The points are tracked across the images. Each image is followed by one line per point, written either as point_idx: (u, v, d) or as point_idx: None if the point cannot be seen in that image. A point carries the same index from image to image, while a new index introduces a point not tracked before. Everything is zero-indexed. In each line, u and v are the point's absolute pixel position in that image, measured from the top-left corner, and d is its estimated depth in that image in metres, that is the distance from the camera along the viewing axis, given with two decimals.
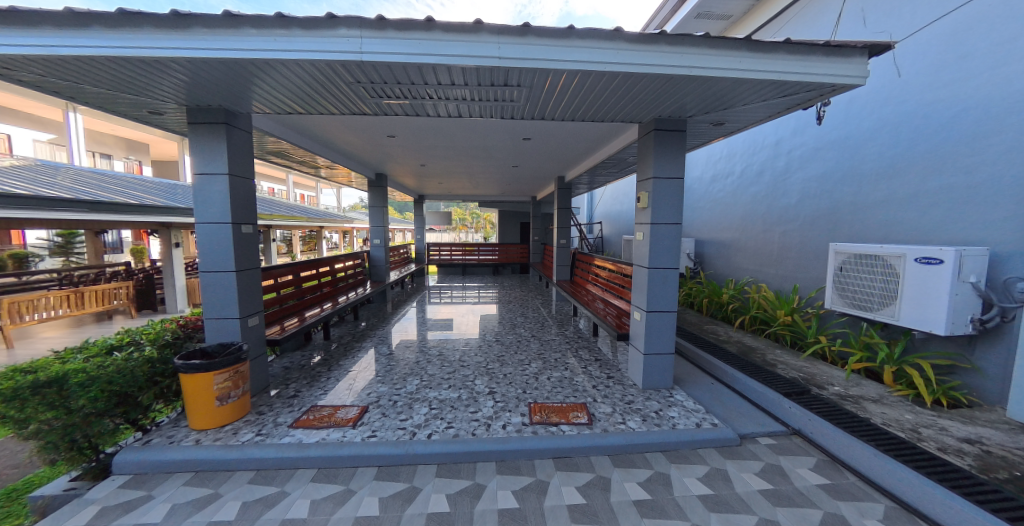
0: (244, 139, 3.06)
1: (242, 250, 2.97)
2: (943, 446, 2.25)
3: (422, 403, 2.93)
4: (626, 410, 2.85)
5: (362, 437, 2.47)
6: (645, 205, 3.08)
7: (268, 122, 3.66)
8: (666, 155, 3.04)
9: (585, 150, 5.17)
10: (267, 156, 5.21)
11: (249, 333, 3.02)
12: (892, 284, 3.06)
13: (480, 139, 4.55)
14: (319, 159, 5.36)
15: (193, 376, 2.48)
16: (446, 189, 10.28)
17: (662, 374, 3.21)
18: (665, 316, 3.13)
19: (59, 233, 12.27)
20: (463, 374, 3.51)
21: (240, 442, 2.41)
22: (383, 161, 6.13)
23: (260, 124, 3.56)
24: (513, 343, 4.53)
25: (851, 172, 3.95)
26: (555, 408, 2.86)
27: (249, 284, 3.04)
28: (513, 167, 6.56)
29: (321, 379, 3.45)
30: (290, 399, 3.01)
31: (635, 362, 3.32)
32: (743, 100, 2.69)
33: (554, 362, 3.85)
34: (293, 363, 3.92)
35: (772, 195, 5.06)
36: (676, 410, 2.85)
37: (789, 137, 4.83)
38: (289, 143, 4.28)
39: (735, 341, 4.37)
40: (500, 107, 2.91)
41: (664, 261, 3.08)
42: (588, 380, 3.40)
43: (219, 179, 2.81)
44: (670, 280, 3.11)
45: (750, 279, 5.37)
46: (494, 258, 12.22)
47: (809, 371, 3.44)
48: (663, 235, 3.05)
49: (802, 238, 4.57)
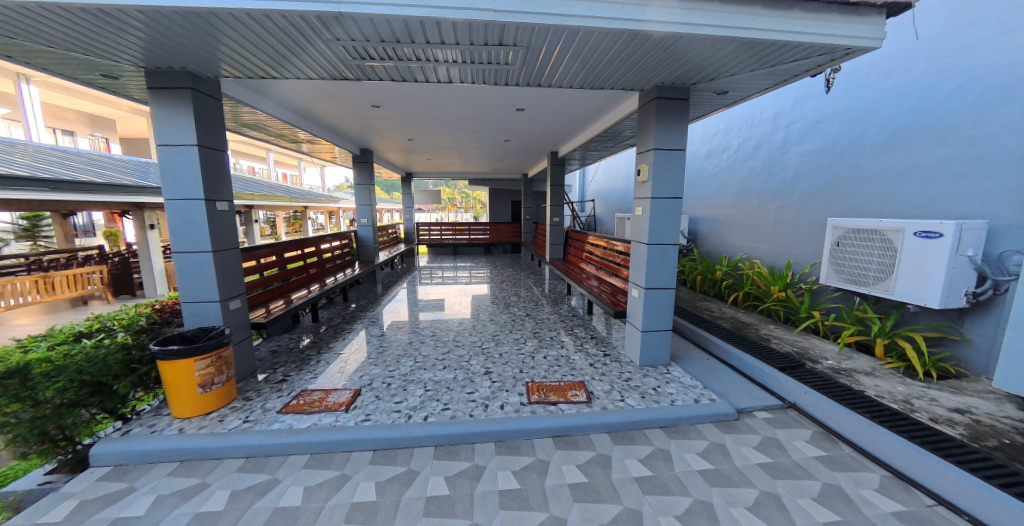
0: (215, 108, 2.76)
1: (220, 229, 2.75)
2: (935, 416, 2.30)
3: (417, 385, 2.85)
4: (625, 387, 2.82)
5: (356, 420, 2.39)
6: (646, 178, 2.95)
7: (242, 90, 3.38)
8: (669, 124, 2.87)
9: (581, 122, 4.95)
10: (242, 128, 4.85)
11: (231, 317, 2.84)
12: (889, 258, 3.04)
13: (471, 110, 4.29)
14: (299, 133, 5.03)
15: (172, 362, 2.32)
16: (434, 166, 9.90)
17: (660, 351, 3.19)
18: (663, 293, 3.08)
19: (23, 216, 11.55)
20: (458, 354, 3.41)
21: (226, 430, 2.30)
22: (368, 135, 5.80)
23: (233, 93, 3.28)
24: (507, 322, 4.44)
25: (850, 147, 3.87)
26: (553, 386, 2.81)
27: (229, 265, 2.85)
28: (506, 142, 6.30)
29: (311, 363, 3.34)
30: (279, 384, 2.89)
31: (632, 339, 3.28)
32: (751, 66, 2.54)
33: (548, 340, 3.79)
34: (281, 346, 3.78)
35: (769, 170, 4.98)
36: (674, 387, 2.84)
37: (787, 110, 4.69)
38: (266, 114, 3.97)
39: (729, 317, 4.38)
40: (493, 71, 2.69)
41: (664, 237, 2.99)
42: (585, 358, 3.36)
43: (184, 151, 2.54)
44: (669, 257, 3.03)
45: (744, 255, 5.34)
46: (486, 238, 12.01)
47: (803, 345, 3.47)
48: (664, 210, 2.95)
49: (797, 213, 4.53)
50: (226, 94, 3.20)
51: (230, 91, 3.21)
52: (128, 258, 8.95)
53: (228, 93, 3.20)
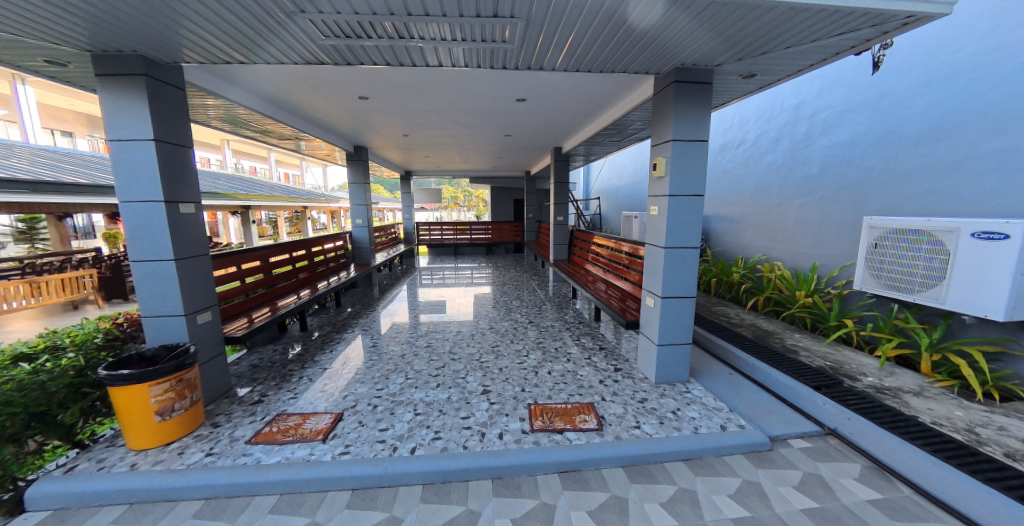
0: (178, 99, 2.46)
1: (184, 235, 2.46)
2: (1010, 451, 1.95)
3: (406, 407, 2.54)
4: (640, 410, 2.50)
5: (333, 453, 2.08)
6: (662, 173, 2.61)
7: (207, 77, 3.06)
8: (689, 111, 2.51)
9: (587, 113, 4.60)
10: (225, 125, 4.54)
11: (199, 332, 2.55)
12: (938, 263, 2.69)
13: (469, 100, 3.95)
14: (287, 128, 4.72)
15: (123, 388, 2.02)
16: (433, 163, 9.54)
17: (677, 367, 2.86)
18: (681, 302, 2.75)
19: (20, 218, 11.37)
20: (453, 370, 3.09)
21: (185, 465, 2.01)
22: (361, 131, 5.48)
23: (196, 80, 2.96)
24: (509, 331, 4.10)
25: (885, 137, 3.49)
26: (559, 410, 2.49)
27: (196, 273, 2.55)
28: (506, 137, 5.96)
29: (293, 379, 3.03)
30: (253, 407, 2.59)
31: (646, 353, 2.96)
32: (787, 42, 2.19)
33: (554, 352, 3.46)
34: (263, 360, 3.46)
35: (790, 164, 4.60)
36: (696, 410, 2.51)
37: (811, 99, 4.30)
38: (242, 106, 3.67)
39: (749, 324, 4.03)
40: (489, 51, 2.35)
41: (683, 240, 2.65)
42: (594, 373, 3.04)
43: (140, 147, 2.25)
44: (689, 262, 2.69)
45: (762, 256, 4.96)
46: (488, 238, 11.67)
47: (836, 358, 3.12)
48: (683, 209, 2.61)
49: (823, 210, 4.16)
50: (190, 83, 2.89)
51: (194, 79, 2.90)
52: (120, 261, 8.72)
53: (192, 81, 2.89)
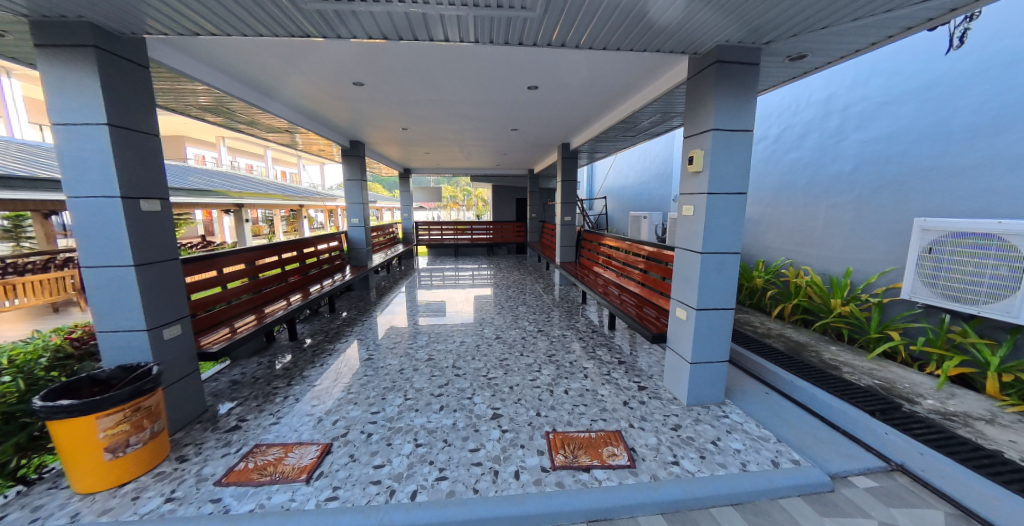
0: (141, 78, 2.11)
1: (148, 236, 2.11)
2: None
3: (405, 436, 2.20)
4: (676, 441, 2.17)
5: (317, 499, 1.74)
6: (699, 167, 2.28)
7: (240, 87, 3.41)
8: (733, 96, 2.18)
9: (600, 105, 4.27)
10: (209, 115, 4.17)
11: (167, 349, 2.21)
12: (1008, 270, 2.43)
13: (475, 88, 3.60)
14: (276, 120, 4.36)
15: (65, 421, 1.68)
16: (434, 161, 9.18)
17: (712, 387, 2.54)
18: (718, 314, 2.42)
19: (4, 216, 10.92)
20: (457, 389, 2.75)
21: (137, 515, 1.65)
22: (357, 124, 5.13)
23: (239, 93, 3.43)
24: (517, 341, 3.76)
25: (932, 131, 3.19)
26: (582, 440, 2.16)
27: (164, 281, 2.21)
28: (512, 131, 5.60)
29: (277, 399, 2.68)
30: (228, 434, 2.25)
31: (676, 371, 2.63)
32: (856, 14, 1.86)
33: (568, 367, 3.13)
34: (245, 375, 3.10)
35: (819, 161, 4.28)
36: (738, 440, 2.18)
37: (844, 91, 3.98)
38: (226, 94, 3.32)
39: (778, 335, 3.70)
40: (505, 20, 1.98)
41: (722, 244, 2.32)
42: (616, 393, 2.71)
43: (92, 133, 1.90)
44: (727, 269, 2.36)
45: (785, 260, 4.63)
46: (489, 238, 11.30)
47: (884, 376, 2.80)
48: (723, 209, 2.28)
49: (857, 211, 3.84)
50: (204, 82, 2.97)
51: (227, 87, 3.23)
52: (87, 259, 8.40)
53: (227, 90, 3.23)
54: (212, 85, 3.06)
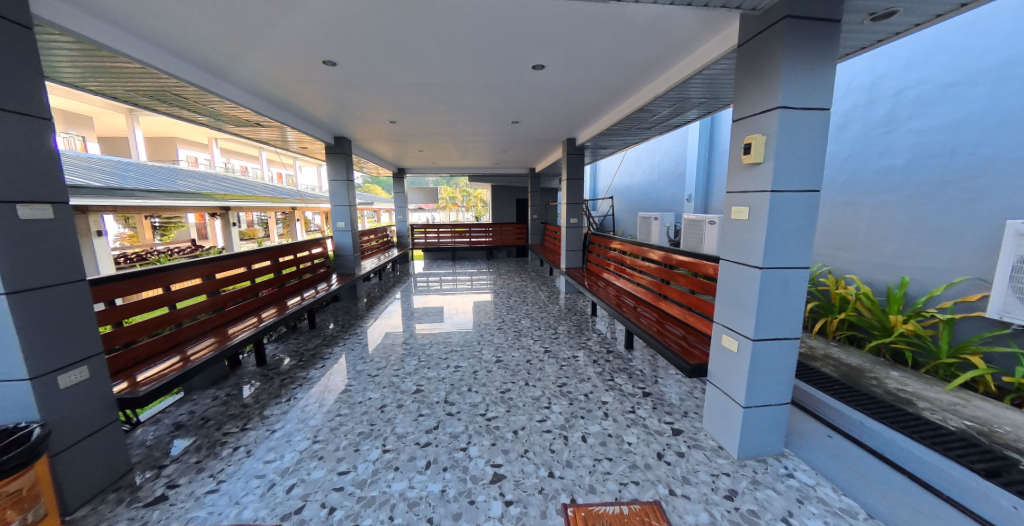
0: (24, 42, 1.58)
1: (34, 253, 1.59)
2: None
3: (377, 513, 1.67)
4: (736, 518, 1.64)
5: None
6: (757, 158, 1.75)
7: (200, 74, 3.06)
8: (807, 63, 1.66)
9: (614, 91, 3.75)
10: (164, 105, 3.63)
11: (69, 400, 1.69)
12: None
13: (469, 68, 3.06)
14: (244, 111, 3.82)
15: None
16: (429, 159, 8.66)
17: (769, 436, 2.03)
18: (779, 345, 1.90)
19: None
20: (450, 435, 2.22)
21: None
22: (342, 118, 4.63)
23: (199, 80, 3.04)
24: (521, 365, 3.23)
25: (1017, 115, 2.67)
26: (611, 520, 1.63)
27: (61, 311, 1.69)
28: (512, 124, 5.08)
29: (224, 451, 2.15)
30: (146, 512, 1.71)
31: (722, 414, 2.12)
32: None
33: (584, 402, 2.60)
34: (195, 414, 2.56)
35: (862, 154, 3.76)
36: (816, 517, 1.66)
37: (894, 74, 3.48)
38: (165, 74, 2.81)
39: (826, 357, 3.17)
40: None
41: (788, 256, 1.80)
42: (648, 441, 2.17)
43: None
44: (793, 288, 1.85)
45: (822, 267, 4.11)
46: (488, 241, 10.74)
47: (974, 415, 2.28)
48: (789, 212, 1.76)
49: (912, 212, 3.32)
50: (139, 60, 2.55)
51: (180, 73, 2.87)
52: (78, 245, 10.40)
53: (182, 76, 2.89)
54: (159, 70, 2.70)
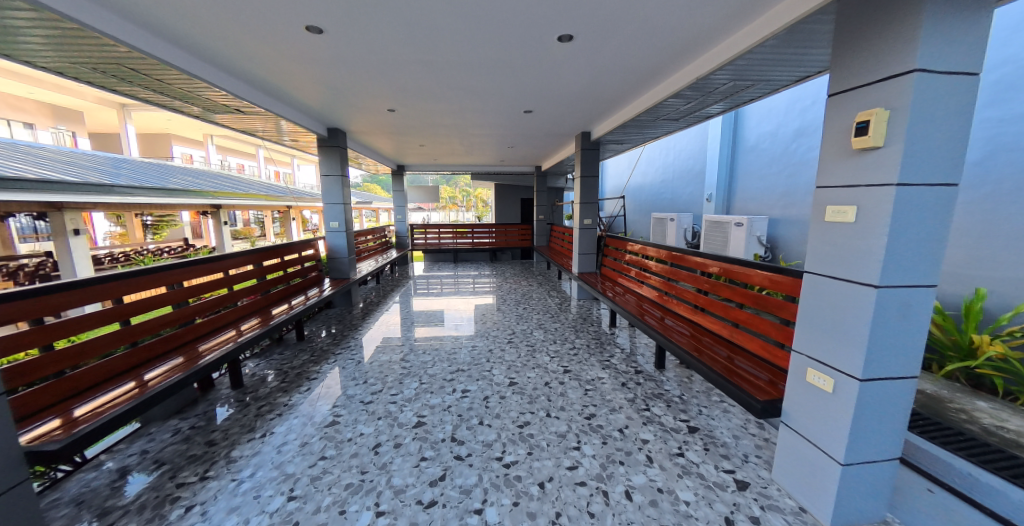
0: None
1: None
2: None
3: None
4: None
5: None
6: (877, 141, 1.31)
7: (166, 48, 2.60)
8: (958, 10, 1.22)
9: (643, 75, 3.31)
10: (128, 86, 3.17)
11: None
12: None
13: (482, 44, 2.61)
14: (223, 95, 3.37)
15: None
16: (431, 156, 8.20)
17: (869, 499, 1.59)
18: (893, 386, 1.46)
19: None
20: (460, 492, 1.77)
21: None
22: (337, 107, 4.20)
23: (164, 55, 2.58)
24: (539, 389, 2.77)
25: None
26: None
27: None
28: (523, 115, 4.64)
29: (173, 512, 1.69)
30: None
31: (806, 468, 1.68)
32: None
33: (620, 442, 2.14)
34: (148, 455, 2.10)
35: None
36: None
37: None
38: (118, 44, 2.33)
39: None
40: None
41: (913, 271, 1.36)
42: (710, 501, 1.72)
43: None
44: (916, 314, 1.40)
45: None
46: (492, 242, 10.27)
47: None
48: (919, 213, 1.32)
49: (989, 213, 2.88)
50: (80, 23, 2.06)
51: (139, 44, 2.39)
52: (22, 237, 9.69)
53: (142, 49, 2.43)
54: (112, 39, 2.24)
